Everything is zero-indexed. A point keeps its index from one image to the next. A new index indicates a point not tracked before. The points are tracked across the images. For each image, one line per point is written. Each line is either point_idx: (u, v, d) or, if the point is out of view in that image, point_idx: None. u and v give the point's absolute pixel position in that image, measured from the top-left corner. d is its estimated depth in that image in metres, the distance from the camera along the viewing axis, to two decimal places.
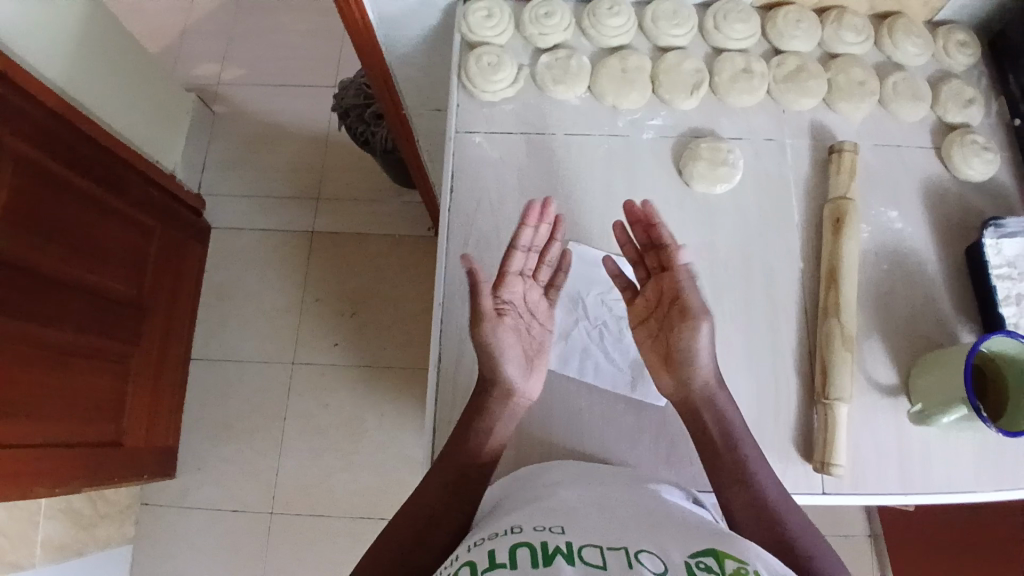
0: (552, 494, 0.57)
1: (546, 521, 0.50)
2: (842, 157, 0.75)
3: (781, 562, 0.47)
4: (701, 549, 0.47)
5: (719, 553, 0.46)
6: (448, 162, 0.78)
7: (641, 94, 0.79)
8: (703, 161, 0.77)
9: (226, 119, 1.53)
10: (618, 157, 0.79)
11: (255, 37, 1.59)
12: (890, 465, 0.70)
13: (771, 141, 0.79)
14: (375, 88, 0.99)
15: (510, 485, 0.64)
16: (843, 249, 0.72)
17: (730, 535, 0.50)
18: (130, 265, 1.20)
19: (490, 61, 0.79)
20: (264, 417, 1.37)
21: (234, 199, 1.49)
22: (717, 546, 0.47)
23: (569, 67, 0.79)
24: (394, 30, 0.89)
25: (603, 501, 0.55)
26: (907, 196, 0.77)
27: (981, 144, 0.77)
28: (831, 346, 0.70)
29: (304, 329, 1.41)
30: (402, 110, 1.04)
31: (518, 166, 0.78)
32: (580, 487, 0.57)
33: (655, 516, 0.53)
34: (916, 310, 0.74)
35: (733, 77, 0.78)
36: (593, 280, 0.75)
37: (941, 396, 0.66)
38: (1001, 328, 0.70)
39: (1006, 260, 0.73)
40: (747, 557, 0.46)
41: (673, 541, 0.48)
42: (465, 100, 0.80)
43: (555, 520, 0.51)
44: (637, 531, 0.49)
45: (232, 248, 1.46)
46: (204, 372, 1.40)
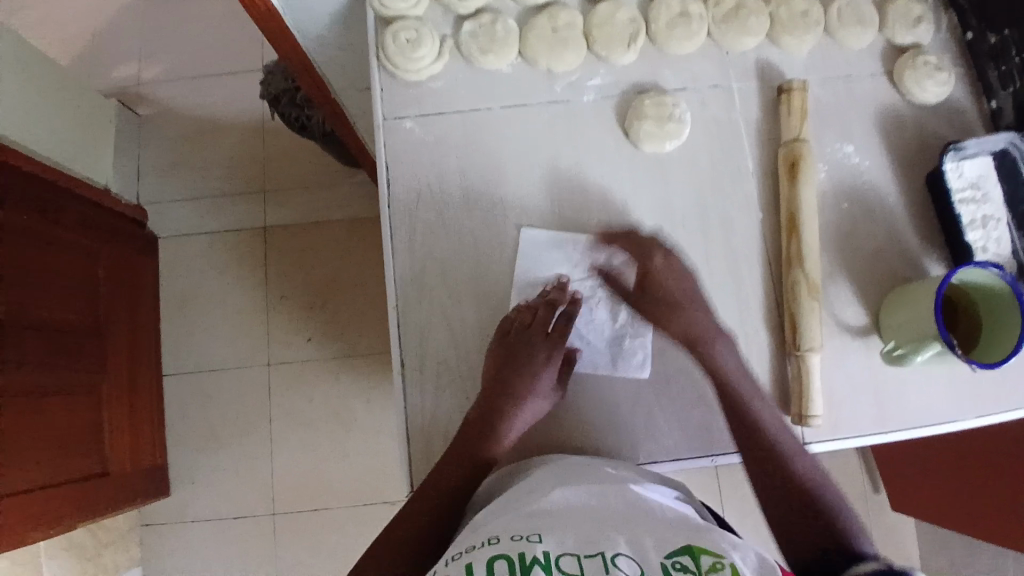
0: (536, 498, 0.56)
1: (525, 529, 0.49)
2: (791, 97, 0.71)
3: (760, 553, 0.46)
4: (676, 547, 0.45)
5: (695, 550, 0.45)
6: (380, 153, 0.73)
7: (575, 54, 0.74)
8: (641, 119, 0.73)
9: (154, 119, 1.44)
10: (560, 126, 0.74)
11: (167, 24, 1.47)
12: (866, 407, 0.69)
13: (716, 88, 0.75)
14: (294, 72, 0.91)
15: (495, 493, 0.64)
16: (800, 194, 0.69)
17: (707, 527, 0.49)
18: (81, 294, 1.15)
19: (409, 37, 0.73)
20: (250, 421, 1.35)
21: (177, 202, 1.41)
22: (692, 543, 0.45)
23: (495, 33, 0.73)
24: (303, 11, 0.82)
25: (588, 502, 0.54)
26: (863, 128, 0.74)
27: (934, 64, 0.73)
28: (798, 295, 0.68)
29: (274, 327, 1.38)
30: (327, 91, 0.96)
31: (455, 147, 0.74)
32: (565, 490, 0.56)
33: (638, 514, 0.51)
34: (880, 247, 0.72)
35: (669, 24, 0.74)
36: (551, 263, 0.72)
37: (914, 332, 0.65)
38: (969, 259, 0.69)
39: (967, 182, 0.71)
40: (723, 550, 0.45)
41: (653, 541, 0.47)
42: (389, 83, 0.74)
43: (533, 526, 0.49)
44: (614, 528, 0.48)
45: (185, 256, 1.40)
46: (180, 386, 1.37)
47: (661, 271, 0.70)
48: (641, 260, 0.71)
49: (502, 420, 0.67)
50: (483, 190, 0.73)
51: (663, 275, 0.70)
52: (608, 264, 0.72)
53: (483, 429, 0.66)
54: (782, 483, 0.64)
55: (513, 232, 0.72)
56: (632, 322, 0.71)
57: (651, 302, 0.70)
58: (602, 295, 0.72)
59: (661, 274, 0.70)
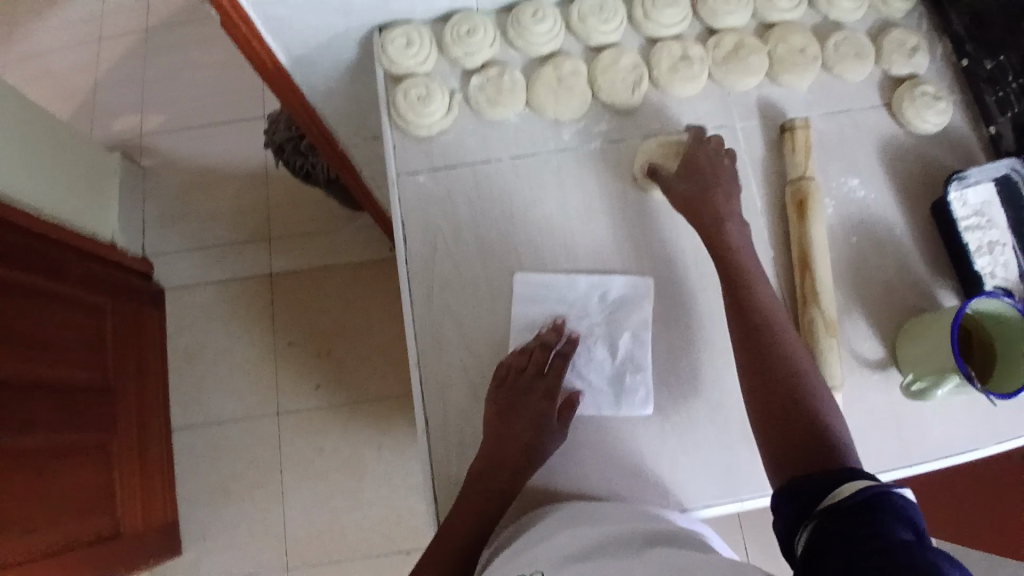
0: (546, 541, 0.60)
1: None
2: (795, 135, 0.73)
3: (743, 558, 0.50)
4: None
5: None
6: (395, 210, 0.74)
7: (581, 101, 0.75)
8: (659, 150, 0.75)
9: (157, 171, 1.45)
10: (568, 172, 0.75)
11: (169, 77, 1.49)
12: (889, 440, 0.69)
13: (721, 128, 0.76)
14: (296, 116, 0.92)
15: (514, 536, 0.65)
16: (810, 232, 0.70)
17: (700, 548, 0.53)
18: (88, 351, 1.15)
19: (420, 94, 0.74)
20: (261, 473, 1.33)
21: (181, 254, 1.42)
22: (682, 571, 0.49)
23: (502, 85, 0.75)
24: (310, 68, 0.83)
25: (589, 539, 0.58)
26: (868, 162, 0.75)
27: (932, 94, 0.75)
28: (816, 334, 0.68)
29: (282, 375, 1.37)
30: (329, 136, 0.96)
31: (467, 198, 0.74)
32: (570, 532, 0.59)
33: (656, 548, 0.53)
34: (892, 279, 0.73)
35: (671, 67, 0.75)
36: (546, 305, 0.72)
37: (933, 364, 0.65)
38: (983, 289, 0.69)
39: (971, 210, 0.72)
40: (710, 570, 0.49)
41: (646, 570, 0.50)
42: (400, 139, 0.76)
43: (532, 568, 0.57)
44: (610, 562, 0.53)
45: (191, 307, 1.40)
46: (189, 439, 1.35)
47: (705, 162, 0.71)
48: (690, 156, 0.72)
49: (512, 467, 0.65)
50: (496, 239, 0.74)
51: (704, 163, 0.71)
52: (604, 302, 0.72)
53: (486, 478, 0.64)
54: (766, 363, 0.63)
55: (511, 277, 0.73)
56: (631, 358, 0.71)
57: (689, 180, 0.71)
58: (600, 334, 0.72)
59: (699, 167, 0.71)
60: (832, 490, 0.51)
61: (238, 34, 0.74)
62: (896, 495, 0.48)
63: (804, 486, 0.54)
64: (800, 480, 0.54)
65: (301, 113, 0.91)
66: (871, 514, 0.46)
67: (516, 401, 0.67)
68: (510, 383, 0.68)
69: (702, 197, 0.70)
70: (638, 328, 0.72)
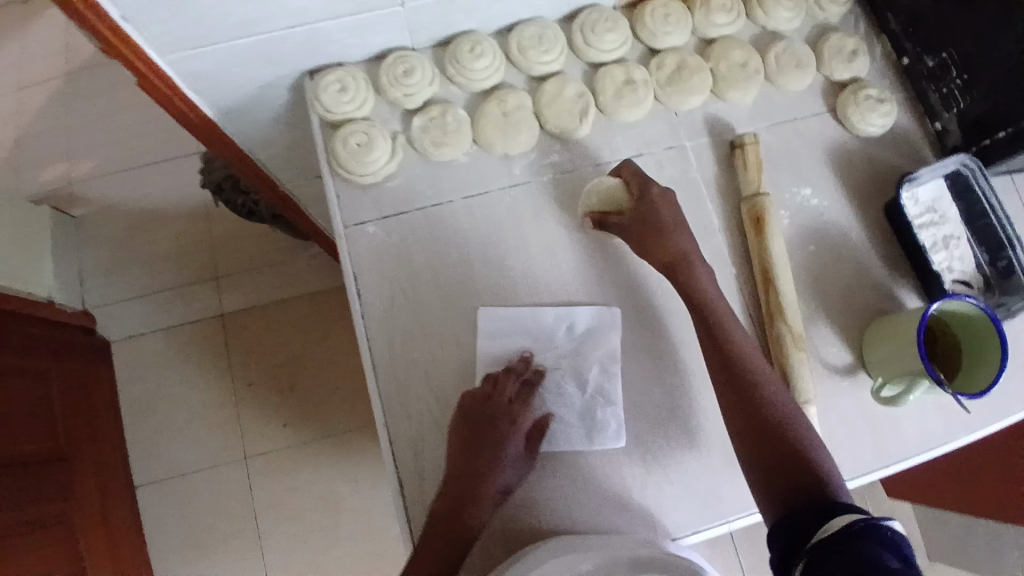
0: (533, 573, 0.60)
1: None
2: (745, 152, 0.73)
3: None
4: None
5: None
6: (346, 263, 0.71)
7: (529, 134, 0.74)
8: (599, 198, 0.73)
9: (89, 219, 1.37)
10: (524, 207, 0.74)
11: (92, 117, 1.41)
12: (865, 444, 0.69)
13: (671, 149, 0.76)
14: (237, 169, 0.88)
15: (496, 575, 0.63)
16: (769, 247, 0.70)
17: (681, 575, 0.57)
18: (36, 419, 1.09)
19: (359, 142, 0.71)
20: (234, 520, 1.30)
21: (125, 303, 1.35)
22: None
23: (446, 125, 0.73)
24: (243, 116, 0.79)
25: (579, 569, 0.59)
26: (817, 170, 0.76)
27: (876, 96, 0.76)
28: (785, 349, 0.68)
29: (247, 418, 1.33)
30: (272, 182, 0.93)
31: (423, 244, 0.72)
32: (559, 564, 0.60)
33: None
34: (851, 285, 0.73)
35: (617, 93, 0.74)
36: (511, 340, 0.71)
37: (902, 368, 0.66)
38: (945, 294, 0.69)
39: (924, 207, 0.73)
40: None
41: None
42: (344, 188, 0.72)
43: None
44: None
45: (141, 358, 1.34)
46: (154, 495, 1.30)
47: (656, 196, 0.70)
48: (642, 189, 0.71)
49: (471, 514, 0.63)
50: (457, 283, 0.72)
51: (657, 198, 0.70)
52: (572, 334, 0.72)
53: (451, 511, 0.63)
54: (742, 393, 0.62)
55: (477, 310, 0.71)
56: (600, 391, 0.70)
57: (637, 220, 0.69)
58: (567, 368, 0.71)
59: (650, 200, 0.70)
60: (824, 523, 0.51)
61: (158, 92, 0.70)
62: (888, 527, 0.47)
63: (796, 514, 0.54)
64: (792, 513, 0.54)
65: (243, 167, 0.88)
66: (856, 552, 0.46)
67: (477, 447, 0.65)
68: (473, 423, 0.65)
69: (657, 231, 0.69)
70: (604, 361, 0.71)
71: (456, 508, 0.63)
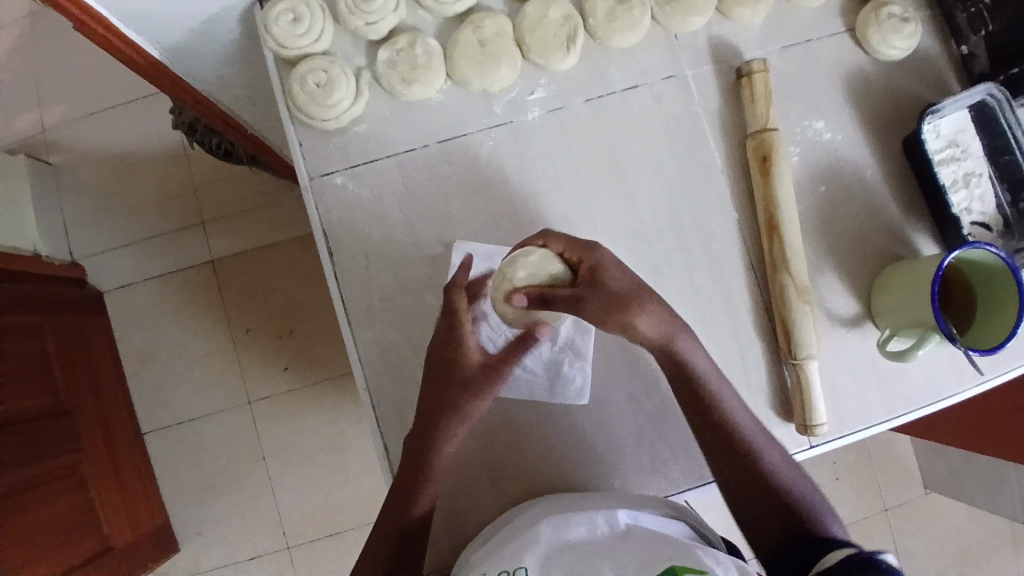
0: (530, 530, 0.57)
1: (509, 562, 0.53)
2: (753, 82, 0.64)
3: (731, 556, 0.50)
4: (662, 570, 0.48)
5: (678, 570, 0.48)
6: (314, 218, 0.64)
7: (510, 67, 0.65)
8: (533, 277, 0.60)
9: (67, 166, 1.31)
10: (506, 153, 0.67)
11: (58, 55, 1.32)
12: (869, 395, 0.65)
13: (670, 79, 0.68)
14: (167, 89, 0.79)
15: (486, 537, 0.61)
16: (776, 189, 0.63)
17: (685, 541, 0.52)
18: (36, 376, 1.07)
19: (318, 81, 0.63)
20: (243, 463, 1.31)
21: (113, 252, 1.31)
22: (673, 563, 0.48)
23: (416, 58, 0.64)
24: (192, 54, 0.71)
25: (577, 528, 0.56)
26: (832, 99, 0.68)
27: (898, 15, 0.66)
28: (788, 301, 0.63)
29: (247, 364, 1.32)
30: (212, 104, 0.83)
31: (394, 196, 0.65)
32: (556, 520, 0.57)
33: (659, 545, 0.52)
34: (863, 227, 0.67)
35: (608, 15, 0.66)
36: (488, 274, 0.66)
37: (911, 319, 0.61)
38: (965, 240, 0.63)
39: (945, 141, 0.67)
40: (704, 565, 0.48)
41: (638, 562, 0.50)
42: (307, 135, 0.65)
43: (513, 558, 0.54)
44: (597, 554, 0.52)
45: (136, 308, 1.32)
46: (163, 441, 1.31)
47: (610, 268, 0.59)
48: (591, 267, 0.59)
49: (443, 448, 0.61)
50: (435, 238, 0.66)
51: (611, 271, 0.59)
52: None
53: (411, 464, 0.60)
54: (715, 438, 0.59)
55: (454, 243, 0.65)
56: (572, 345, 0.66)
57: (602, 297, 0.57)
58: None
59: (605, 272, 0.59)
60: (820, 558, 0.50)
61: (93, 25, 0.63)
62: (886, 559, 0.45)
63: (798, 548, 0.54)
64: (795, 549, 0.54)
65: (178, 92, 0.79)
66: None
67: (440, 378, 0.62)
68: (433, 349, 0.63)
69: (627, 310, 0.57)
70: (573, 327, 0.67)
71: (423, 444, 0.60)
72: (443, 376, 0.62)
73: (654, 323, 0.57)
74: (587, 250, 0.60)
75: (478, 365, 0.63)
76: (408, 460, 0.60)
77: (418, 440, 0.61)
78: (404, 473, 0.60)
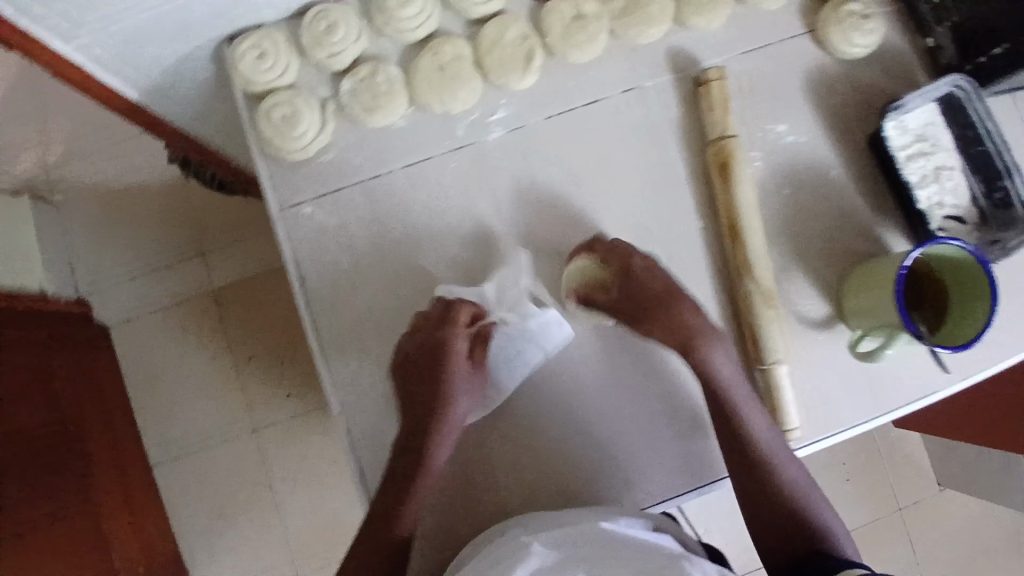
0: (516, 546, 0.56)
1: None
2: (710, 89, 0.65)
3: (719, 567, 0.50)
4: None
5: None
6: (284, 248, 0.65)
7: (469, 90, 0.66)
8: (579, 281, 0.66)
9: (67, 203, 1.33)
10: (471, 174, 0.67)
11: None
12: (843, 396, 0.64)
13: (630, 91, 0.68)
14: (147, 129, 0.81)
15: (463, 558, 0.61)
16: (737, 195, 0.63)
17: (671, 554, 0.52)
18: (48, 412, 1.08)
19: (284, 115, 0.65)
20: (251, 489, 1.33)
21: (118, 286, 1.34)
22: None
23: (377, 86, 0.66)
24: (168, 93, 0.73)
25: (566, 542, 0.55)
26: (795, 101, 0.68)
27: (859, 12, 0.67)
28: (753, 307, 0.63)
29: (251, 390, 1.34)
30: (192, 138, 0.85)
31: (361, 222, 0.66)
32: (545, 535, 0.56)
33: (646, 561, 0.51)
34: (831, 227, 0.66)
35: (565, 32, 0.66)
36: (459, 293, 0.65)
37: (880, 320, 0.60)
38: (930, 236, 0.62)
39: (913, 135, 0.65)
40: None
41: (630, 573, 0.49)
42: (276, 167, 0.66)
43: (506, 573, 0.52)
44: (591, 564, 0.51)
45: (143, 339, 1.35)
46: (173, 470, 1.33)
47: (642, 271, 0.64)
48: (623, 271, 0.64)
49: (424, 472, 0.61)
50: (405, 262, 0.66)
51: (643, 275, 0.64)
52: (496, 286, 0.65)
53: (399, 483, 0.61)
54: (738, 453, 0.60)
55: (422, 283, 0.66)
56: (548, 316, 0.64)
57: (635, 304, 0.64)
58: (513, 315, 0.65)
59: (636, 275, 0.64)
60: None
61: (70, 74, 0.64)
62: None
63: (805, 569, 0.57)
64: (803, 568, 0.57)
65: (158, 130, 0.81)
66: None
67: (420, 397, 0.62)
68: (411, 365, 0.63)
69: (665, 312, 0.63)
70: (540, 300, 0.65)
71: (408, 466, 0.61)
72: (422, 396, 0.62)
73: (687, 326, 0.63)
74: (617, 254, 0.64)
75: (459, 379, 0.63)
76: (389, 485, 0.61)
77: (401, 463, 0.61)
78: (386, 495, 0.61)
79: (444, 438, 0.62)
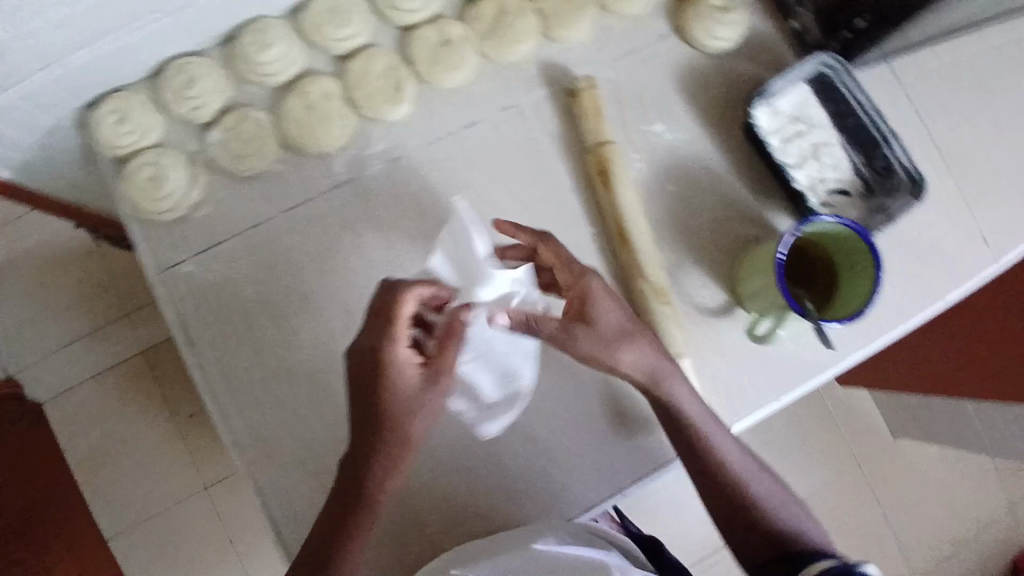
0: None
1: None
2: (582, 99, 0.66)
3: None
4: None
5: None
6: (166, 312, 0.64)
7: (341, 127, 0.65)
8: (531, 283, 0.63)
9: None
10: (357, 210, 0.66)
11: None
12: (749, 381, 0.64)
13: (506, 109, 0.68)
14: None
15: None
16: (617, 201, 0.64)
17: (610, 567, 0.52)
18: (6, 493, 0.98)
19: (149, 176, 0.63)
20: (215, 551, 1.25)
21: (39, 358, 1.22)
22: None
23: (244, 136, 0.64)
24: (32, 167, 0.70)
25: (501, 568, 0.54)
26: (670, 101, 0.68)
27: (718, 5, 0.67)
28: (648, 304, 0.63)
29: (200, 448, 1.26)
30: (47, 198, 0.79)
31: (248, 274, 0.65)
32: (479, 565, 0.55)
33: None
34: (719, 220, 0.66)
35: (432, 57, 0.66)
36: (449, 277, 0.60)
37: (771, 302, 0.60)
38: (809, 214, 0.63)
39: (788, 116, 0.65)
40: None
41: None
42: (149, 230, 0.64)
43: None
44: None
45: (77, 411, 1.23)
46: (129, 545, 1.22)
47: (604, 297, 0.57)
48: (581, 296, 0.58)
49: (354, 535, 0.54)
50: (299, 309, 0.65)
51: (605, 301, 0.57)
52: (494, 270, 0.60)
53: (328, 545, 0.54)
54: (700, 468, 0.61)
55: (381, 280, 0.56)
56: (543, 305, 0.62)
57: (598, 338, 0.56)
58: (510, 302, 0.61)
59: (595, 311, 0.57)
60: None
61: None
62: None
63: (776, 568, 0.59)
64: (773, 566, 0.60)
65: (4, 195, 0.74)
66: None
67: (359, 436, 0.55)
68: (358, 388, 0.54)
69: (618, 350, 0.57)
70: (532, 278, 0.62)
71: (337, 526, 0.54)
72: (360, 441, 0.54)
73: (641, 366, 0.57)
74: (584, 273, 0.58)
75: (405, 409, 0.54)
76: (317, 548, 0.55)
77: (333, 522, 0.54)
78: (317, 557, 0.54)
79: (381, 488, 0.54)
